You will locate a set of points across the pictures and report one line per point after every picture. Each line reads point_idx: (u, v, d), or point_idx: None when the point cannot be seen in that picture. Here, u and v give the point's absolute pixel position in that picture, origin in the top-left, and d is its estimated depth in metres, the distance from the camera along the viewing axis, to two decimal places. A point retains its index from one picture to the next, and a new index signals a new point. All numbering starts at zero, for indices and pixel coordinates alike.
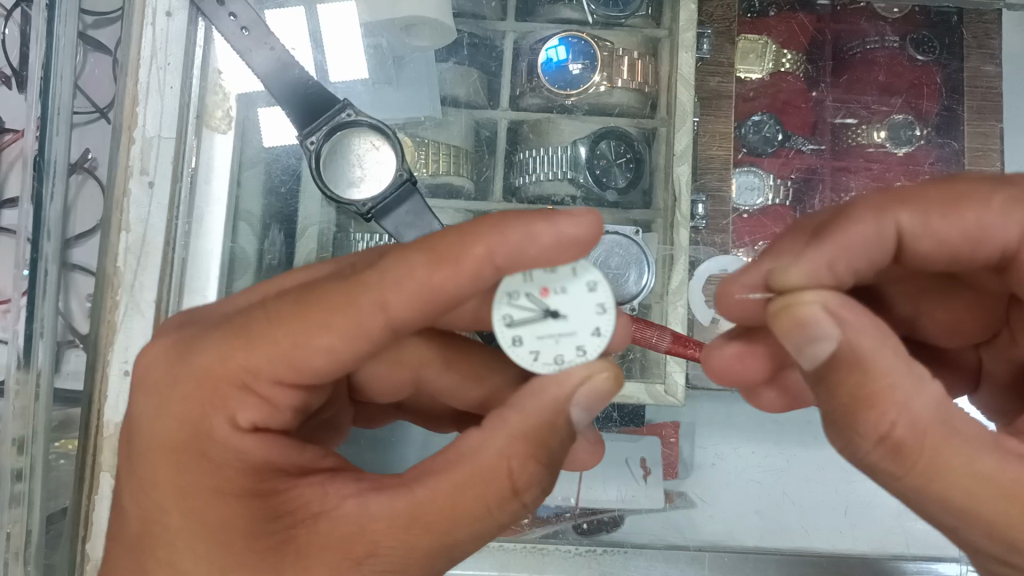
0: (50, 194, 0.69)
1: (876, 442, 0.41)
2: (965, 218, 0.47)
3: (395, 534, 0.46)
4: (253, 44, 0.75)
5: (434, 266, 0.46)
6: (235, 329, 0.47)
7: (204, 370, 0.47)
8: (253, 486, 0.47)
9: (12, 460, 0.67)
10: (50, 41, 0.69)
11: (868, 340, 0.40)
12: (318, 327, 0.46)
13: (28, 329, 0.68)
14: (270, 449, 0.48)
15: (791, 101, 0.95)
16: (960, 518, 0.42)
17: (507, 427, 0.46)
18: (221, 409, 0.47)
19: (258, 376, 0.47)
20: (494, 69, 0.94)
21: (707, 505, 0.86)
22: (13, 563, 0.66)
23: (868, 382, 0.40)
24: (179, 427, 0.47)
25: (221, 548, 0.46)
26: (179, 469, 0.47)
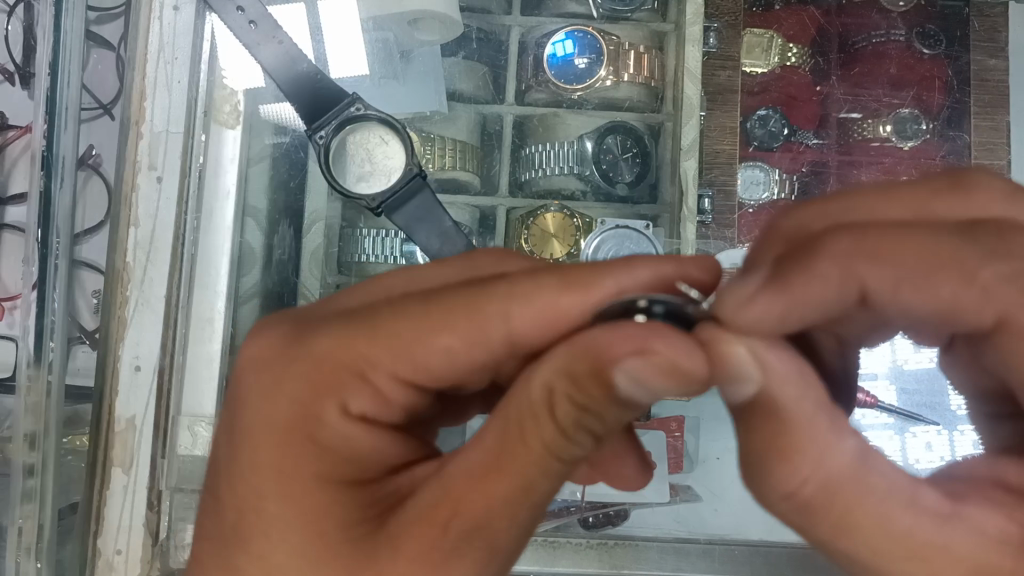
0: (58, 189, 0.69)
1: (783, 502, 0.43)
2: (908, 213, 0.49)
3: (477, 496, 0.43)
4: (261, 38, 0.75)
5: (562, 289, 0.48)
6: (360, 321, 0.48)
7: (324, 356, 0.47)
8: (354, 473, 0.46)
9: (24, 455, 0.66)
10: (56, 37, 0.69)
11: (790, 383, 0.42)
12: (442, 328, 0.48)
13: (39, 323, 0.68)
14: (375, 439, 0.47)
15: (799, 95, 0.95)
16: (882, 575, 0.43)
17: (556, 360, 0.42)
18: (333, 395, 0.47)
19: (375, 367, 0.48)
20: (502, 63, 0.94)
21: (713, 498, 0.87)
22: (25, 558, 0.65)
23: (786, 436, 0.42)
24: (290, 409, 0.46)
25: (318, 537, 0.44)
26: (275, 451, 0.45)
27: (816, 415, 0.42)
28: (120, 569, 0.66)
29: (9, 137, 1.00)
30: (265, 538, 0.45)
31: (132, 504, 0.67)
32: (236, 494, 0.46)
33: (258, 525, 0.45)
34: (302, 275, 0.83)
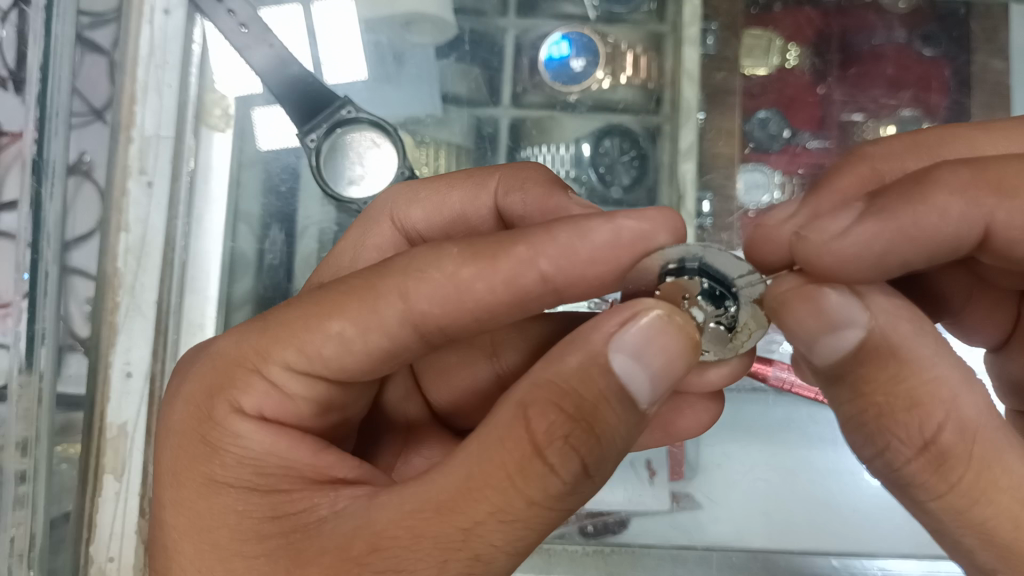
0: (49, 196, 0.68)
1: (917, 451, 0.40)
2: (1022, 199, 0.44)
3: (401, 534, 0.41)
4: (251, 41, 0.74)
5: (464, 263, 0.46)
6: (260, 324, 0.48)
7: (224, 353, 0.48)
8: (260, 484, 0.46)
9: (14, 462, 0.65)
10: (47, 43, 0.69)
11: (900, 330, 0.41)
12: (331, 314, 0.46)
13: (30, 330, 0.66)
14: (276, 441, 0.47)
15: (798, 97, 0.94)
16: (994, 544, 0.40)
17: (535, 373, 0.42)
18: (226, 395, 0.47)
19: (269, 360, 0.47)
20: (496, 65, 0.92)
21: (712, 505, 0.86)
22: (18, 566, 0.64)
23: (904, 379, 0.40)
24: (194, 414, 0.48)
25: (210, 548, 0.45)
26: (190, 456, 0.47)
27: (944, 360, 0.40)
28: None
29: None
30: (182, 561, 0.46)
31: (124, 511, 0.66)
32: (167, 514, 0.47)
33: (182, 540, 0.46)
34: (294, 277, 0.79)
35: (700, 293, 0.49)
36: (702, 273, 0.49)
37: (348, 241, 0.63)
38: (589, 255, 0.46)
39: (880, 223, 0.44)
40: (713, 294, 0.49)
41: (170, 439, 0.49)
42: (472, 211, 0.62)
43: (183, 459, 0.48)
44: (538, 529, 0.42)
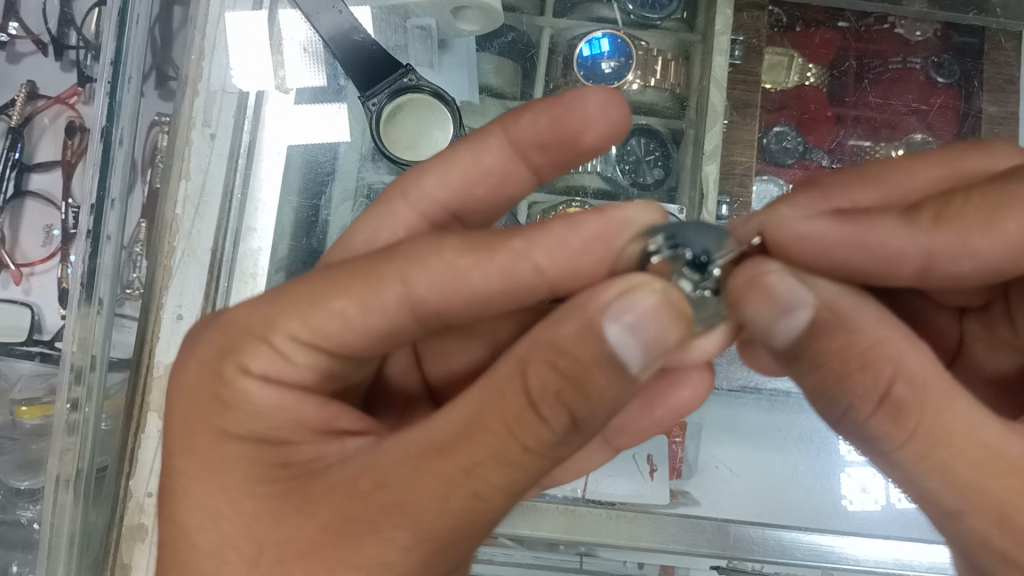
0: (118, 141, 0.71)
1: (875, 404, 0.42)
2: (1006, 230, 0.47)
3: (406, 475, 0.42)
4: (321, 6, 0.76)
5: (464, 252, 0.49)
6: (271, 297, 0.49)
7: (234, 323, 0.49)
8: (269, 436, 0.47)
9: (69, 389, 0.68)
10: (122, 11, 0.71)
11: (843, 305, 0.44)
12: (337, 289, 0.48)
13: (91, 266, 0.69)
14: (286, 402, 0.48)
15: (816, 114, 0.98)
16: (963, 488, 0.41)
17: (533, 333, 0.42)
18: (233, 356, 0.48)
19: (274, 327, 0.48)
20: (532, 60, 0.96)
21: (708, 504, 0.89)
22: (62, 490, 0.66)
23: (853, 342, 0.43)
24: (202, 372, 0.49)
25: (221, 491, 0.46)
26: (202, 411, 0.48)
27: (887, 327, 0.43)
28: (150, 512, 0.66)
29: (40, 106, 1.03)
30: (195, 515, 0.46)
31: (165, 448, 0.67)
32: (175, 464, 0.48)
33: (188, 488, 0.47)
34: (326, 243, 0.78)
35: (683, 264, 0.47)
36: (680, 246, 0.47)
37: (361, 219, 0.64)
38: (581, 246, 0.50)
39: (837, 223, 0.49)
40: (696, 263, 0.48)
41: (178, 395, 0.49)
42: (479, 173, 0.62)
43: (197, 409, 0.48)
44: (531, 475, 0.43)
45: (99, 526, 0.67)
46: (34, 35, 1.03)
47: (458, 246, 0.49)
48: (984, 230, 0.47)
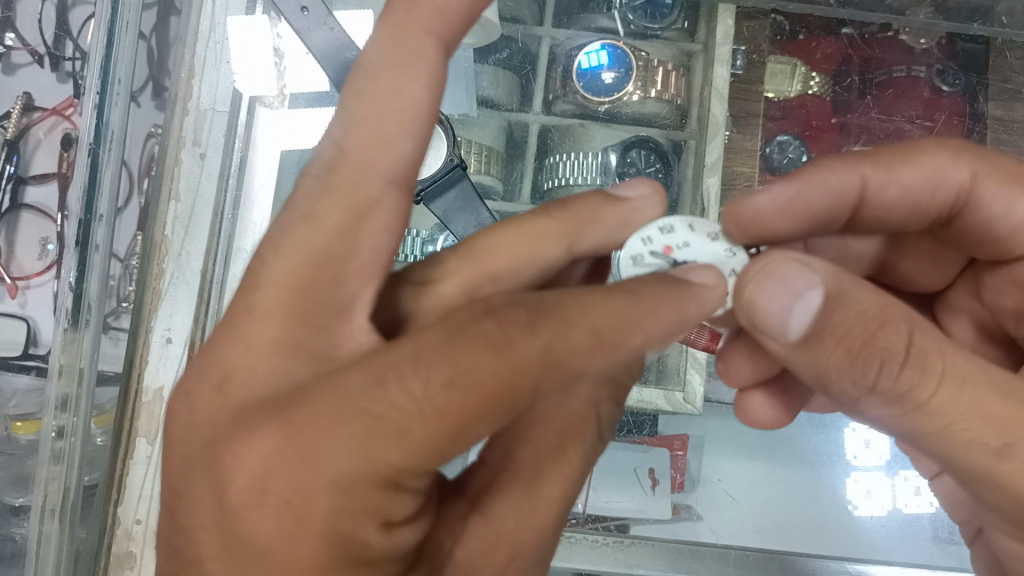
0: (107, 159, 0.70)
1: (903, 358, 0.41)
2: (921, 164, 0.55)
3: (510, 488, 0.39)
4: (312, 23, 0.73)
5: (595, 349, 0.38)
6: (377, 418, 0.36)
7: (344, 469, 0.37)
8: (401, 574, 0.41)
9: (53, 418, 0.67)
10: (111, 22, 0.70)
11: (835, 275, 0.42)
12: (483, 417, 0.37)
13: (77, 291, 0.68)
14: (419, 534, 0.41)
15: (818, 124, 0.95)
16: (995, 420, 0.41)
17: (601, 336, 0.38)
18: (369, 514, 0.38)
19: (403, 470, 0.37)
20: (529, 73, 0.95)
21: (711, 518, 0.88)
22: (47, 520, 0.66)
23: (859, 311, 0.41)
24: (302, 519, 0.37)
25: None
26: (317, 570, 0.38)
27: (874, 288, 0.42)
28: (139, 539, 0.68)
29: (36, 119, 1.02)
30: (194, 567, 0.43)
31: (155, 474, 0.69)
32: None
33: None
34: None
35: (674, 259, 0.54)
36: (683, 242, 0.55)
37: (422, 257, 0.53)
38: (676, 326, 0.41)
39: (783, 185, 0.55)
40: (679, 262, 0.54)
41: (209, 531, 0.39)
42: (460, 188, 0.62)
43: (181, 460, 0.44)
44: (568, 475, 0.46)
45: (89, 548, 0.67)
46: (29, 45, 1.00)
47: (505, 340, 0.36)
48: (905, 160, 0.55)
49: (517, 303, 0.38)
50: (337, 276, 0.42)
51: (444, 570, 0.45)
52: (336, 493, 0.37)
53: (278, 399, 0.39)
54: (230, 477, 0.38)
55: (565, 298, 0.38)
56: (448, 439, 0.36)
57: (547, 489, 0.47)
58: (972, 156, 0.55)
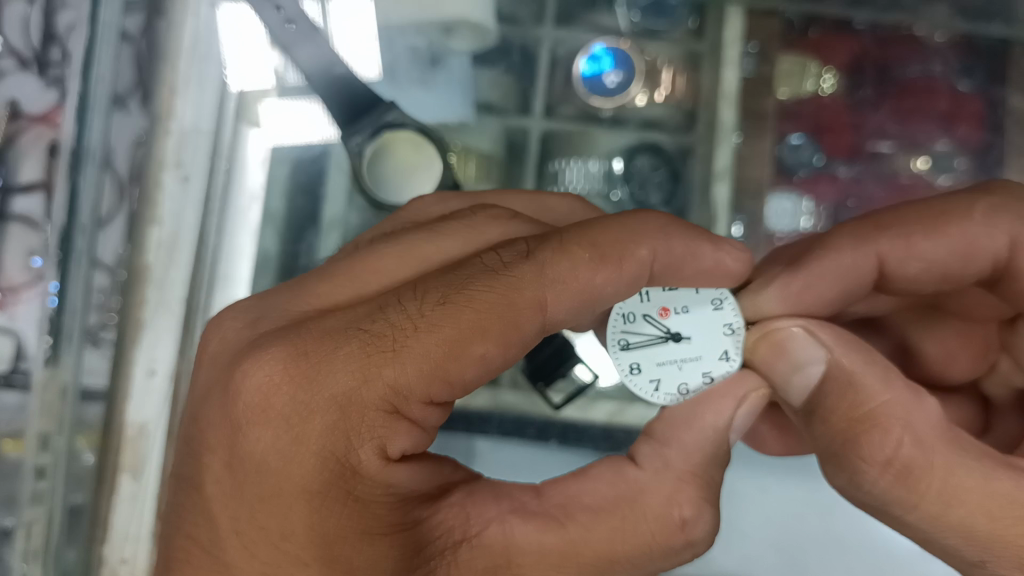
0: (86, 184, 0.69)
1: (883, 467, 0.48)
2: (949, 234, 0.56)
3: (581, 515, 0.47)
4: (297, 40, 0.71)
5: (594, 265, 0.49)
6: (376, 342, 0.45)
7: (343, 394, 0.45)
8: (396, 520, 0.46)
9: (33, 456, 0.67)
10: (93, 33, 0.69)
11: (851, 361, 0.50)
12: (476, 335, 0.46)
13: (58, 310, 0.69)
14: (414, 479, 0.48)
15: (831, 125, 0.91)
16: (976, 539, 0.46)
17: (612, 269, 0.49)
18: (370, 440, 0.46)
19: (407, 396, 0.45)
20: (530, 77, 0.91)
21: (724, 535, 0.84)
22: (31, 563, 0.67)
23: (863, 402, 0.49)
24: (314, 443, 0.44)
25: (338, 564, 0.45)
26: (322, 497, 0.45)
27: (895, 384, 0.49)
28: None
29: (22, 126, 0.94)
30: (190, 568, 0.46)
31: (140, 512, 0.68)
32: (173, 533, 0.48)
33: (247, 554, 0.45)
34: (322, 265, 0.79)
35: (670, 337, 0.56)
36: (684, 310, 0.56)
37: (410, 247, 0.54)
38: (696, 261, 0.53)
39: (792, 270, 0.58)
40: (675, 336, 0.56)
41: (221, 450, 0.46)
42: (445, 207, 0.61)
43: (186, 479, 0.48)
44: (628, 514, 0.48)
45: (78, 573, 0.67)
46: (17, 52, 0.95)
47: (500, 268, 0.47)
48: (927, 234, 0.56)
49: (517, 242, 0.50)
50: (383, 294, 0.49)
51: (450, 539, 0.47)
52: (340, 414, 0.45)
53: (296, 330, 0.47)
54: (241, 393, 0.46)
55: (567, 232, 0.50)
56: (442, 355, 0.45)
57: (581, 557, 0.46)
58: (1009, 217, 0.55)
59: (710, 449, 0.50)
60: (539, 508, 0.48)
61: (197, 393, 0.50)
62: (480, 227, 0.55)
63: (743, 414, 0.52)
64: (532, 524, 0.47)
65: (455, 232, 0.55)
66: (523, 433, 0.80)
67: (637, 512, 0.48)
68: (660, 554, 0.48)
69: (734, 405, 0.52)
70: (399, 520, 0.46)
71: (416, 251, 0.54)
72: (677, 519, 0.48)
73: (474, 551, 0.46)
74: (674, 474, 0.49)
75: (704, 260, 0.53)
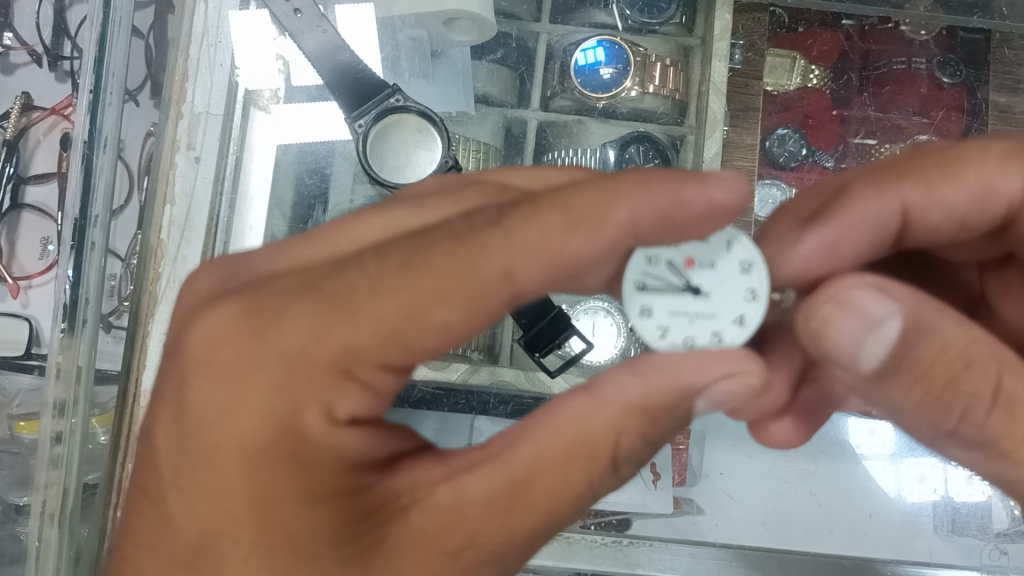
0: (100, 163, 0.71)
1: (989, 403, 0.45)
2: (967, 178, 0.52)
3: (525, 470, 0.47)
4: (304, 26, 0.75)
5: (569, 232, 0.45)
6: (334, 301, 0.44)
7: (292, 350, 0.43)
8: (345, 485, 0.45)
9: (51, 423, 0.69)
10: (104, 24, 0.71)
11: (926, 311, 0.44)
12: (438, 301, 0.44)
13: (73, 295, 0.70)
14: (365, 444, 0.46)
15: (816, 117, 0.95)
16: None
17: (596, 233, 0.46)
18: (317, 402, 0.44)
19: (360, 358, 0.44)
20: (527, 69, 0.95)
21: (714, 511, 0.87)
22: (47, 525, 0.68)
23: (948, 346, 0.45)
24: (261, 401, 0.43)
25: (280, 524, 0.44)
26: (264, 458, 0.43)
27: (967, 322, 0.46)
28: None
29: (35, 119, 0.97)
30: (138, 524, 0.46)
31: None
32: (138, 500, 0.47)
33: (190, 505, 0.45)
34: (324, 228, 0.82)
35: (687, 288, 0.53)
36: (712, 265, 0.53)
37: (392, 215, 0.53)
38: (689, 214, 0.48)
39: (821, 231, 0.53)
40: (695, 290, 0.53)
41: (169, 397, 0.45)
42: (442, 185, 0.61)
43: (159, 446, 0.46)
44: (578, 455, 0.47)
45: (91, 547, 0.70)
46: (27, 46, 0.96)
47: (467, 233, 0.45)
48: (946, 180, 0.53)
49: (488, 209, 0.47)
50: (334, 262, 0.46)
51: (399, 501, 0.47)
52: (286, 369, 0.43)
53: (256, 285, 0.46)
54: (191, 340, 0.45)
55: (542, 196, 0.46)
56: (397, 320, 0.44)
57: (529, 496, 0.47)
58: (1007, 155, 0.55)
59: (668, 394, 0.47)
60: (484, 458, 0.48)
61: (173, 358, 0.47)
62: (458, 195, 0.54)
63: (724, 388, 0.47)
64: (480, 474, 0.47)
65: (432, 201, 0.55)
66: (522, 403, 0.84)
67: (581, 443, 0.47)
68: (600, 478, 0.48)
69: (718, 371, 0.47)
70: (347, 489, 0.45)
71: (392, 223, 0.52)
72: (608, 457, 0.48)
73: (426, 512, 0.47)
74: (623, 404, 0.47)
75: (692, 205, 0.47)
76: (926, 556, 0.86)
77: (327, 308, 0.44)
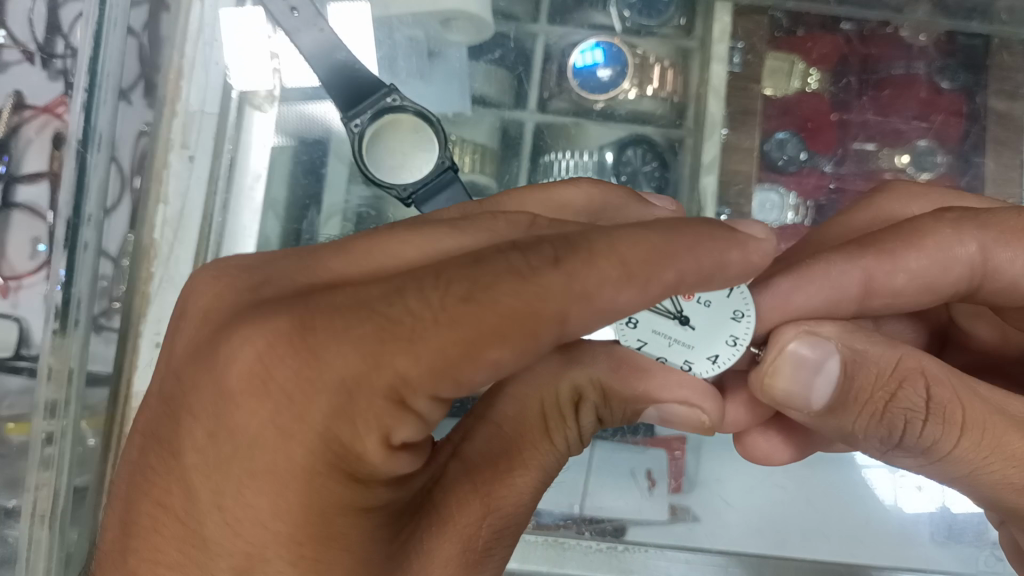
0: (94, 162, 0.69)
1: (925, 415, 0.46)
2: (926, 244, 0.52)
3: (513, 429, 0.48)
4: (301, 24, 0.75)
5: (624, 278, 0.39)
6: (388, 328, 0.38)
7: (347, 378, 0.38)
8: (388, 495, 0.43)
9: (43, 424, 0.68)
10: (99, 23, 0.69)
11: (857, 343, 0.48)
12: (493, 338, 0.38)
13: (66, 296, 0.68)
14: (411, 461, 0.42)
15: (814, 119, 0.93)
16: None
17: (641, 281, 0.40)
18: (375, 428, 0.39)
19: (415, 390, 0.39)
20: (522, 71, 0.93)
21: (710, 520, 0.85)
22: (38, 526, 0.67)
23: (877, 364, 0.47)
24: (316, 427, 0.38)
25: (333, 540, 0.41)
26: (318, 479, 0.39)
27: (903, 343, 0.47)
28: None
29: (26, 117, 0.92)
30: (160, 539, 0.42)
31: None
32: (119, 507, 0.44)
33: (233, 531, 0.40)
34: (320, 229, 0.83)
35: (675, 317, 0.54)
36: (706, 301, 0.54)
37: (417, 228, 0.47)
38: (737, 268, 0.43)
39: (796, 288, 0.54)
40: (682, 321, 0.54)
41: (205, 418, 0.40)
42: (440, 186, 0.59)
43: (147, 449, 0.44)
44: (557, 418, 0.49)
45: (80, 552, 0.69)
46: (20, 44, 0.92)
47: (529, 268, 0.39)
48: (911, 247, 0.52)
49: (541, 242, 0.40)
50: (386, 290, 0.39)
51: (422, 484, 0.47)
52: (346, 397, 0.38)
53: (303, 301, 0.40)
54: (233, 362, 0.40)
55: (594, 234, 0.40)
56: (455, 354, 0.38)
57: (525, 454, 0.48)
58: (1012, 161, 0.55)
59: (629, 389, 0.50)
60: (477, 420, 0.49)
61: (168, 359, 0.46)
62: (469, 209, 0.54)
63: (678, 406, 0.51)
64: (478, 439, 0.48)
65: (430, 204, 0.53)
66: None
67: (555, 404, 0.49)
68: (578, 439, 0.50)
69: (677, 390, 0.50)
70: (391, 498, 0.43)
71: (427, 241, 0.46)
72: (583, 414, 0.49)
73: (447, 491, 0.46)
74: (590, 373, 0.50)
75: (736, 265, 0.42)
76: (923, 562, 0.84)
77: (380, 338, 0.38)
